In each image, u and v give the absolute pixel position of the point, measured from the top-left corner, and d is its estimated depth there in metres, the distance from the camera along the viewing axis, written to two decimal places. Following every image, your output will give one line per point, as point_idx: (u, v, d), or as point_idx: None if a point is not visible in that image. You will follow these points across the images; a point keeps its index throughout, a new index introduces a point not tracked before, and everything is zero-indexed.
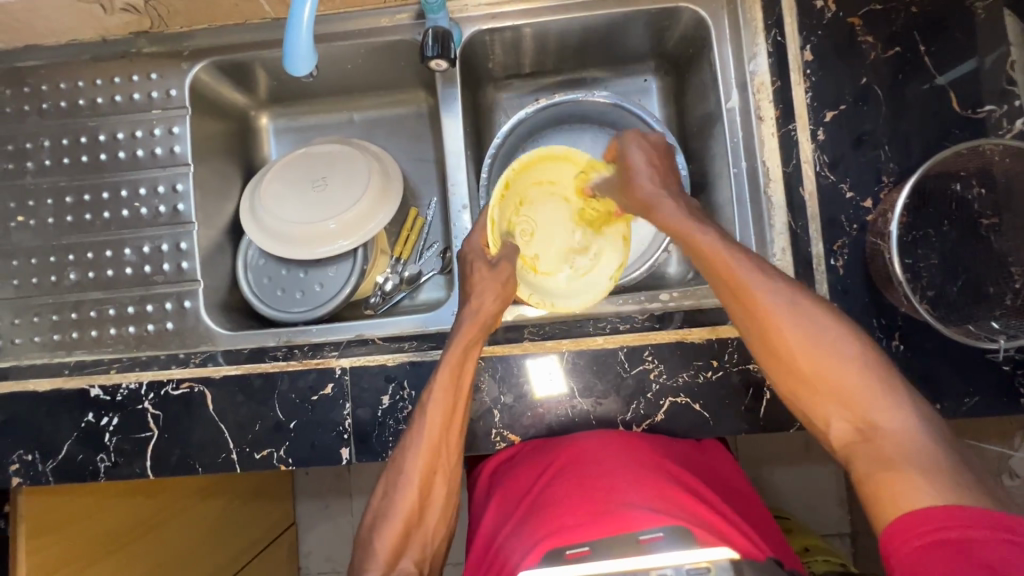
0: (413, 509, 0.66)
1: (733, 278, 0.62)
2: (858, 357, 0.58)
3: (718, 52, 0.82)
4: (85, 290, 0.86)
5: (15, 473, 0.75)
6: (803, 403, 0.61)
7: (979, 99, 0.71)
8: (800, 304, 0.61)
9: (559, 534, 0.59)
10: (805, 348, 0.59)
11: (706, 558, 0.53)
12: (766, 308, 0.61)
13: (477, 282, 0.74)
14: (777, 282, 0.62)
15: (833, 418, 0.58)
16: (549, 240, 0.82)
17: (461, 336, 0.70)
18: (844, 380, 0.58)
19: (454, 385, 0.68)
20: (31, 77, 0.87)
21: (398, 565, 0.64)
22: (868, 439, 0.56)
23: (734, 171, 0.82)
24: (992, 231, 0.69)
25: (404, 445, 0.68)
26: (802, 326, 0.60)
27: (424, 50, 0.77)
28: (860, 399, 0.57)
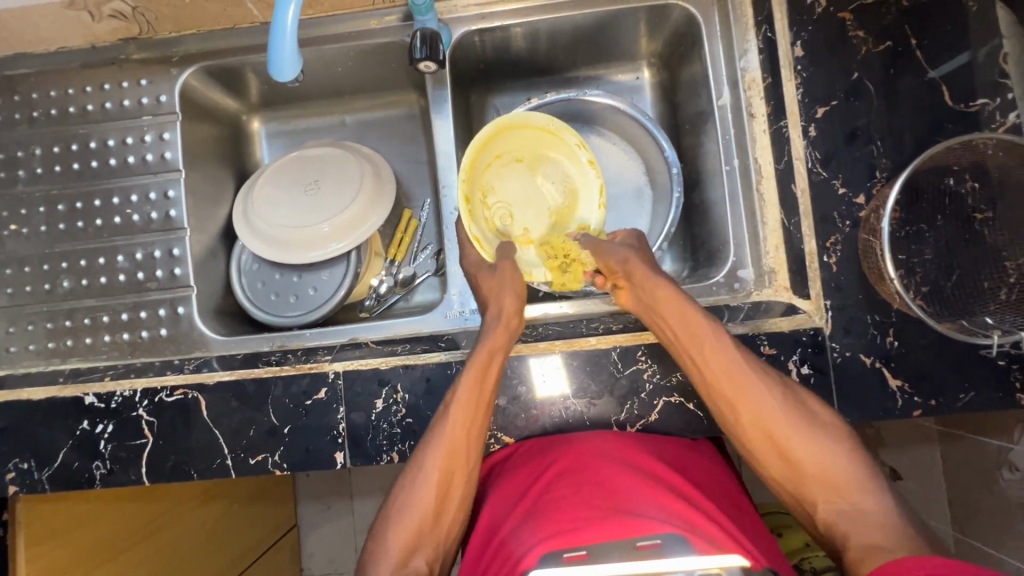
0: (429, 508, 0.65)
1: (728, 368, 0.64)
2: (839, 444, 0.62)
3: (709, 49, 0.81)
4: (79, 297, 0.86)
5: (12, 481, 0.75)
6: (790, 489, 0.63)
7: (972, 92, 0.70)
8: (785, 395, 0.64)
9: (559, 536, 0.58)
10: (793, 436, 0.62)
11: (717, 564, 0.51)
12: (756, 398, 0.64)
13: (493, 283, 0.74)
14: (763, 372, 0.65)
15: (818, 501, 0.61)
16: (529, 203, 0.83)
17: (489, 341, 0.69)
18: (827, 465, 0.61)
19: (479, 383, 0.67)
20: (21, 85, 0.87)
21: (409, 566, 0.63)
22: (855, 521, 0.58)
23: (726, 168, 0.81)
24: (986, 225, 0.69)
25: (425, 443, 0.67)
26: (790, 413, 0.63)
27: (412, 52, 0.76)
28: (844, 483, 0.60)
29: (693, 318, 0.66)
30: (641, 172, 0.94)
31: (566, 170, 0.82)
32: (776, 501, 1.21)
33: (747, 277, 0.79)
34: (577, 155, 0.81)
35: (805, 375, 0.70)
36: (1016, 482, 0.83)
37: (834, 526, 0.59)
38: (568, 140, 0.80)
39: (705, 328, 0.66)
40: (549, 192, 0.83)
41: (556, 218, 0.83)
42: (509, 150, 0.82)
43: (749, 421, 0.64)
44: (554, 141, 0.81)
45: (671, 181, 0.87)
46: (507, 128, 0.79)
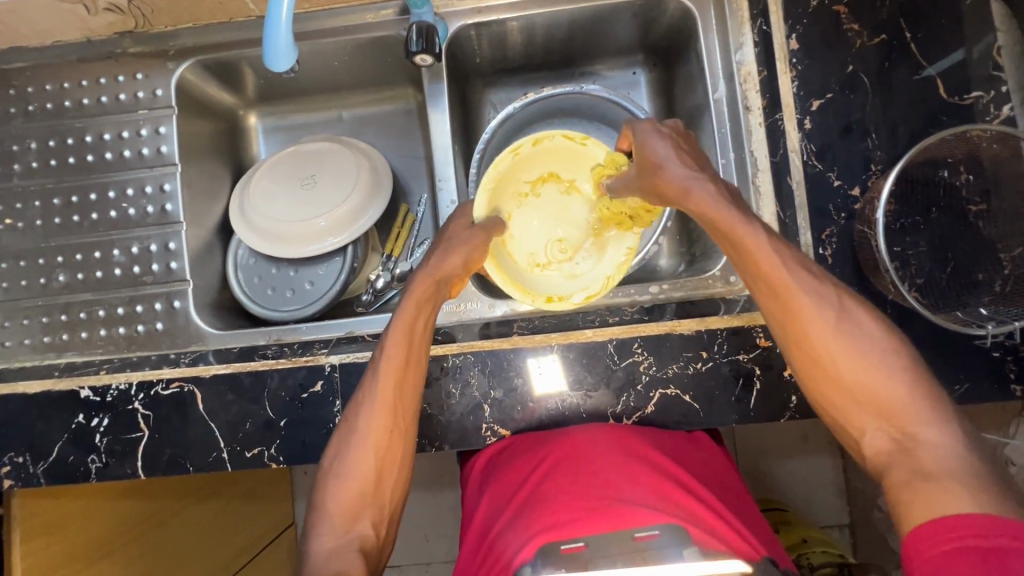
0: (369, 473, 0.65)
1: (776, 281, 0.60)
2: (897, 370, 0.57)
3: (704, 43, 0.81)
4: (74, 291, 0.85)
5: (7, 475, 0.75)
6: (839, 413, 0.59)
7: (966, 85, 0.71)
8: (841, 314, 0.59)
9: (555, 529, 0.60)
10: (845, 358, 0.58)
11: (722, 568, 0.53)
12: (807, 314, 0.59)
13: (440, 244, 0.73)
14: (819, 287, 0.60)
15: (868, 426, 0.57)
16: (565, 217, 0.83)
17: (413, 294, 0.69)
18: (883, 391, 0.56)
19: (405, 342, 0.67)
20: (16, 79, 0.87)
21: (354, 529, 0.64)
22: (906, 454, 0.54)
23: (722, 161, 0.80)
24: (980, 217, 0.69)
25: (358, 403, 0.67)
26: (844, 335, 0.59)
27: (409, 45, 0.76)
28: (900, 412, 0.55)
29: (738, 225, 0.60)
30: None
31: (540, 167, 0.82)
32: (773, 497, 1.21)
33: None
34: (544, 145, 0.79)
35: None
36: None
37: (879, 456, 0.56)
38: (526, 148, 0.79)
39: (751, 234, 0.59)
40: (551, 186, 0.82)
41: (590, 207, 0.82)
42: (511, 198, 0.81)
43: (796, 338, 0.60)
44: (516, 163, 0.79)
45: None
46: (499, 183, 0.79)
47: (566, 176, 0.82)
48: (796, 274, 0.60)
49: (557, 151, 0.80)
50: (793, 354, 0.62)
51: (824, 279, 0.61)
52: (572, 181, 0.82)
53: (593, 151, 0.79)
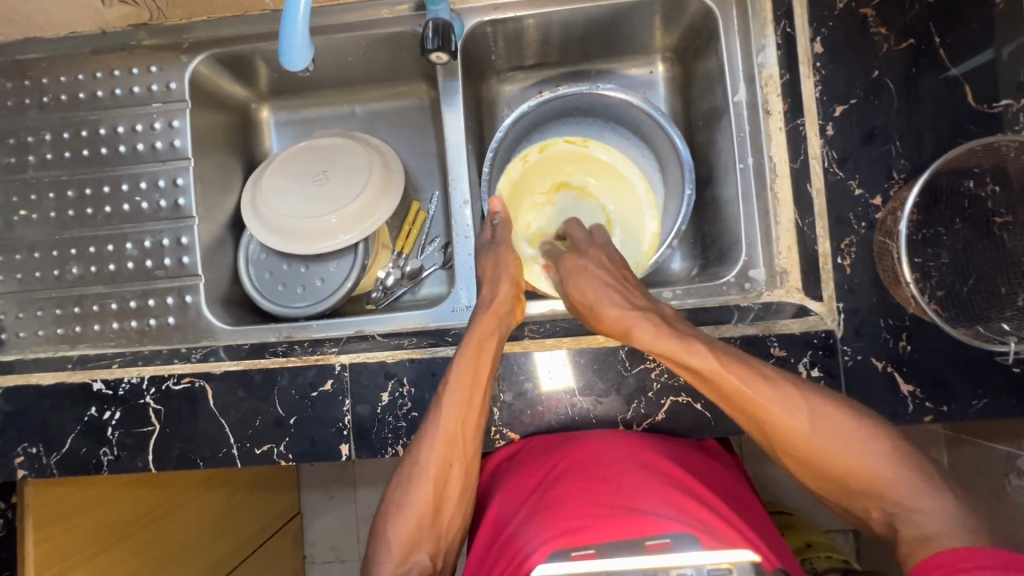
0: (427, 506, 0.66)
1: (742, 398, 0.61)
2: (882, 450, 0.59)
3: (725, 44, 0.80)
4: (88, 284, 0.86)
5: (20, 465, 0.76)
6: (834, 498, 0.63)
7: (996, 92, 0.68)
8: (808, 413, 0.60)
9: (567, 535, 0.58)
10: (827, 453, 0.60)
11: (727, 558, 0.50)
12: (780, 425, 0.61)
13: (489, 276, 0.74)
14: (786, 396, 0.61)
15: (867, 507, 0.60)
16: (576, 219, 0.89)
17: (476, 329, 0.68)
18: (871, 475, 0.59)
19: (472, 380, 0.67)
20: (31, 70, 0.87)
21: (411, 559, 0.65)
22: (908, 528, 0.57)
23: (740, 167, 0.79)
24: (1005, 229, 0.68)
25: (419, 438, 0.68)
26: (815, 432, 0.60)
27: (424, 42, 0.75)
28: (892, 493, 0.59)
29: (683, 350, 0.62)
30: (654, 170, 0.93)
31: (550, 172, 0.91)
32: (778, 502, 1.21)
33: (758, 278, 0.78)
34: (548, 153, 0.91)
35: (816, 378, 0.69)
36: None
37: (892, 527, 0.59)
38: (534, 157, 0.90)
39: (692, 356, 0.62)
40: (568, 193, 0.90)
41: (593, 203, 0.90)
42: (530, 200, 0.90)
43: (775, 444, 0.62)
44: (527, 171, 0.90)
45: (683, 178, 0.86)
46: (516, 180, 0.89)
47: (576, 184, 0.90)
48: (758, 383, 0.61)
49: (563, 154, 0.90)
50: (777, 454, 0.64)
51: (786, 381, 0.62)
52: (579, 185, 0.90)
53: (594, 150, 0.90)
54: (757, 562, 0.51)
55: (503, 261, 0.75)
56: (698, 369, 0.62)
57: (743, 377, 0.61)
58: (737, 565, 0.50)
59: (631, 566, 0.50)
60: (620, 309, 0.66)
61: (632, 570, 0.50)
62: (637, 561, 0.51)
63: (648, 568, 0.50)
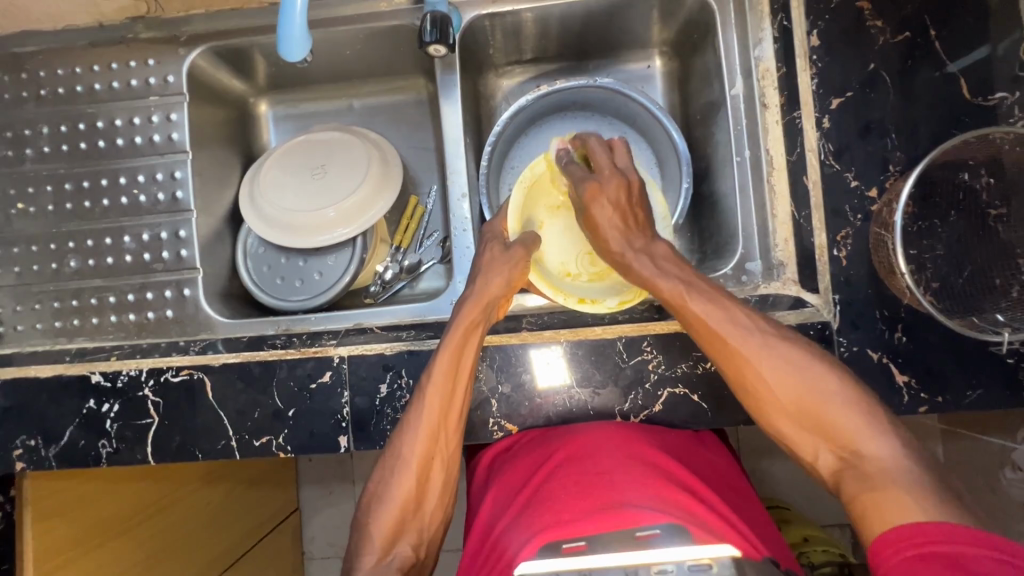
0: (410, 498, 0.66)
1: (703, 321, 0.63)
2: (837, 388, 0.60)
3: (722, 38, 0.80)
4: (85, 277, 0.86)
5: (19, 458, 0.76)
6: (787, 438, 0.62)
7: (991, 85, 0.69)
8: (766, 340, 0.62)
9: (560, 525, 0.58)
10: (781, 382, 0.61)
11: (707, 554, 0.53)
12: (739, 349, 0.62)
13: (483, 266, 0.73)
14: (747, 322, 0.63)
15: (818, 449, 0.60)
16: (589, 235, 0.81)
17: (462, 320, 0.69)
18: (825, 411, 0.59)
19: (452, 371, 0.67)
20: (28, 63, 0.87)
21: (392, 553, 0.64)
22: (858, 469, 0.57)
23: (737, 160, 0.80)
24: (999, 221, 0.68)
25: (402, 429, 0.68)
26: (771, 360, 0.62)
27: (422, 35, 0.75)
28: (842, 428, 0.58)
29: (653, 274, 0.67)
30: (653, 164, 0.93)
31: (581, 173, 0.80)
32: (775, 496, 1.21)
33: (755, 270, 0.78)
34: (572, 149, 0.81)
35: None
36: (1019, 481, 0.81)
37: (842, 476, 0.58)
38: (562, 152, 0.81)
39: (659, 278, 0.66)
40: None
41: None
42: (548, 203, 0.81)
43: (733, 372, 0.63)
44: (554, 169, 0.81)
45: (680, 172, 0.87)
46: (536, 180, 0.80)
47: None
48: (720, 308, 0.63)
49: None
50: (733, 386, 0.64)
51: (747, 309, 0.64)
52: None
53: None
54: (738, 558, 0.53)
55: (495, 255, 0.74)
56: (663, 292, 0.65)
57: (705, 301, 0.64)
58: (718, 560, 0.53)
59: (613, 564, 0.52)
60: (621, 240, 0.69)
61: (615, 568, 0.52)
62: (619, 558, 0.53)
63: (630, 565, 0.52)
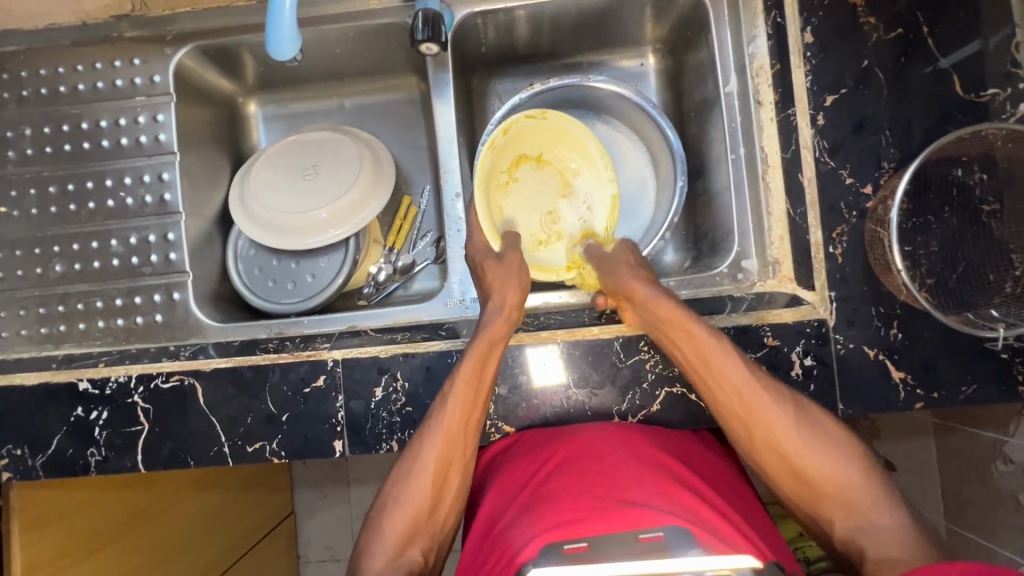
0: (423, 501, 0.65)
1: (743, 387, 0.65)
2: (856, 464, 0.63)
3: (716, 34, 0.79)
4: (71, 282, 0.84)
5: (5, 467, 0.75)
6: (807, 505, 0.64)
7: (983, 81, 0.69)
8: (796, 413, 0.65)
9: (561, 527, 0.57)
10: (811, 456, 0.63)
11: (728, 564, 0.51)
12: (775, 419, 0.64)
13: (495, 277, 0.74)
14: (779, 394, 0.65)
15: (835, 519, 0.62)
16: (543, 193, 0.85)
17: (487, 332, 0.69)
18: (846, 485, 0.62)
19: (475, 377, 0.67)
20: (9, 63, 0.85)
21: (404, 555, 0.64)
22: (871, 538, 0.60)
23: (732, 157, 0.79)
24: (993, 217, 0.68)
25: (421, 434, 0.67)
26: (804, 433, 0.64)
27: (414, 33, 0.74)
28: (861, 500, 0.62)
29: (709, 343, 0.65)
30: (645, 162, 0.92)
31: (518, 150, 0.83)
32: (772, 492, 1.21)
33: (750, 268, 0.78)
34: (513, 133, 0.80)
35: (809, 367, 0.70)
36: (1011, 474, 0.82)
37: (853, 540, 0.61)
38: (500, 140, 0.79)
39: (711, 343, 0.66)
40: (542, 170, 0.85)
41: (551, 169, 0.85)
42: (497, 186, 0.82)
43: (757, 443, 0.65)
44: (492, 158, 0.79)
45: (674, 169, 0.86)
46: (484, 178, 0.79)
47: (533, 154, 0.84)
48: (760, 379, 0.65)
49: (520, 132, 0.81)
50: (759, 454, 0.66)
51: (781, 385, 0.66)
52: (540, 156, 0.85)
53: (554, 120, 0.81)
54: (758, 569, 0.52)
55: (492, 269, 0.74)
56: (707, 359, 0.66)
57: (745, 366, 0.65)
58: (739, 571, 0.51)
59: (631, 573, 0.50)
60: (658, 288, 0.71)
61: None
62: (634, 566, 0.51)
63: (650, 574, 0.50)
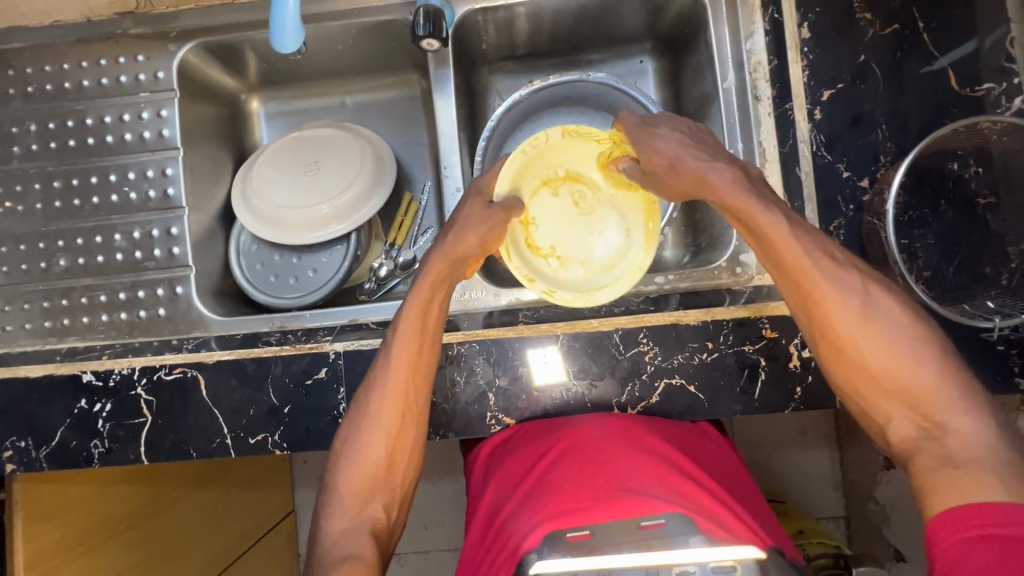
0: (379, 456, 0.65)
1: (805, 269, 0.59)
2: (931, 361, 0.56)
3: (715, 30, 0.80)
4: (75, 276, 0.85)
5: (9, 460, 0.75)
6: (864, 399, 0.59)
7: (979, 76, 0.70)
8: (866, 302, 0.58)
9: (561, 516, 0.58)
10: (874, 348, 0.57)
11: (730, 555, 0.51)
12: (836, 306, 0.58)
13: (457, 221, 0.71)
14: (846, 279, 0.59)
15: (895, 415, 0.57)
16: (568, 211, 0.79)
17: (428, 276, 0.69)
18: (913, 382, 0.56)
19: (419, 322, 0.67)
20: (15, 60, 0.86)
21: (365, 512, 0.64)
22: (936, 444, 0.54)
23: (730, 153, 0.78)
24: (989, 210, 0.69)
25: (368, 387, 0.67)
26: (870, 324, 0.57)
27: (415, 29, 0.74)
28: (928, 398, 0.55)
29: (763, 218, 0.60)
30: None
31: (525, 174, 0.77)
32: (772, 489, 1.22)
33: (749, 262, 0.78)
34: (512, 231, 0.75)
35: (807, 359, 0.70)
36: None
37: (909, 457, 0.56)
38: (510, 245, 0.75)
39: (772, 222, 0.59)
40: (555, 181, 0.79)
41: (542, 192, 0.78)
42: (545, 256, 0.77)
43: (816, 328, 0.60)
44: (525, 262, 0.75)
45: None
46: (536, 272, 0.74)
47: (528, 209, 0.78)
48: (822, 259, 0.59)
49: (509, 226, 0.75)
50: (819, 341, 0.61)
51: (849, 267, 0.59)
52: (534, 196, 0.78)
53: (508, 174, 0.75)
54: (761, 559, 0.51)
55: (473, 213, 0.71)
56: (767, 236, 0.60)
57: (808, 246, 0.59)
58: (741, 562, 0.51)
59: (633, 565, 0.51)
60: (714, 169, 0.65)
61: (634, 568, 0.51)
62: (637, 559, 0.52)
63: (651, 565, 0.51)
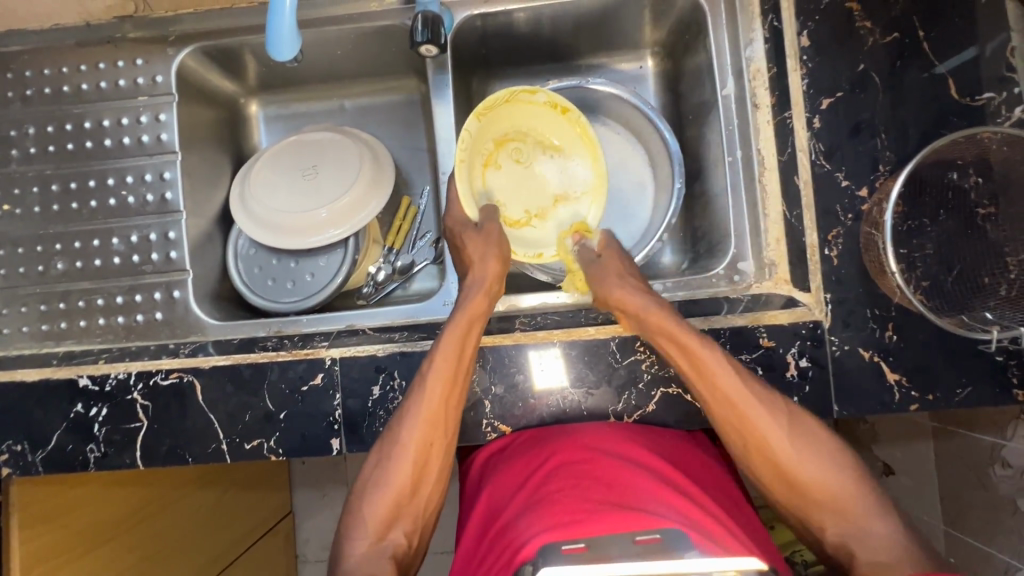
0: (405, 484, 0.65)
1: (736, 398, 0.64)
2: (848, 472, 0.62)
3: (714, 37, 0.80)
4: (73, 279, 0.85)
5: (5, 463, 0.75)
6: (795, 510, 0.63)
7: (979, 85, 0.70)
8: (790, 422, 0.64)
9: (559, 528, 0.57)
10: (803, 467, 0.62)
11: (733, 565, 0.50)
12: (765, 430, 0.63)
13: (474, 252, 0.73)
14: (771, 401, 0.64)
15: (826, 524, 0.61)
16: (530, 170, 0.81)
17: (468, 308, 0.69)
18: (839, 491, 0.61)
19: (457, 356, 0.67)
20: (14, 63, 0.86)
21: (387, 539, 0.64)
22: (862, 541, 0.59)
23: (728, 159, 0.80)
24: (988, 220, 0.68)
25: (401, 416, 0.67)
26: (796, 443, 0.63)
27: (413, 35, 0.74)
28: (853, 506, 0.60)
29: (698, 345, 0.64)
30: (643, 163, 0.93)
31: (476, 161, 0.76)
32: None
33: (746, 270, 0.78)
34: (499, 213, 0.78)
35: (804, 369, 0.70)
36: (1009, 479, 0.82)
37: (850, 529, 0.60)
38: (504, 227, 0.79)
39: (706, 349, 0.64)
40: (510, 151, 0.80)
41: (497, 161, 0.79)
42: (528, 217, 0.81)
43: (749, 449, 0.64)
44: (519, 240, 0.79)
45: (672, 170, 0.87)
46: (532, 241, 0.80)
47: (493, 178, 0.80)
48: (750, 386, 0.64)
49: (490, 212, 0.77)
50: (750, 460, 0.65)
51: (772, 392, 0.65)
52: (492, 164, 0.79)
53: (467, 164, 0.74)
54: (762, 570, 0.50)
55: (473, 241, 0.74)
56: (704, 363, 0.64)
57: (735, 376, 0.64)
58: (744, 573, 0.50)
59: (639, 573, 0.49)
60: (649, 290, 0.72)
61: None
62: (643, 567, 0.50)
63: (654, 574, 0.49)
